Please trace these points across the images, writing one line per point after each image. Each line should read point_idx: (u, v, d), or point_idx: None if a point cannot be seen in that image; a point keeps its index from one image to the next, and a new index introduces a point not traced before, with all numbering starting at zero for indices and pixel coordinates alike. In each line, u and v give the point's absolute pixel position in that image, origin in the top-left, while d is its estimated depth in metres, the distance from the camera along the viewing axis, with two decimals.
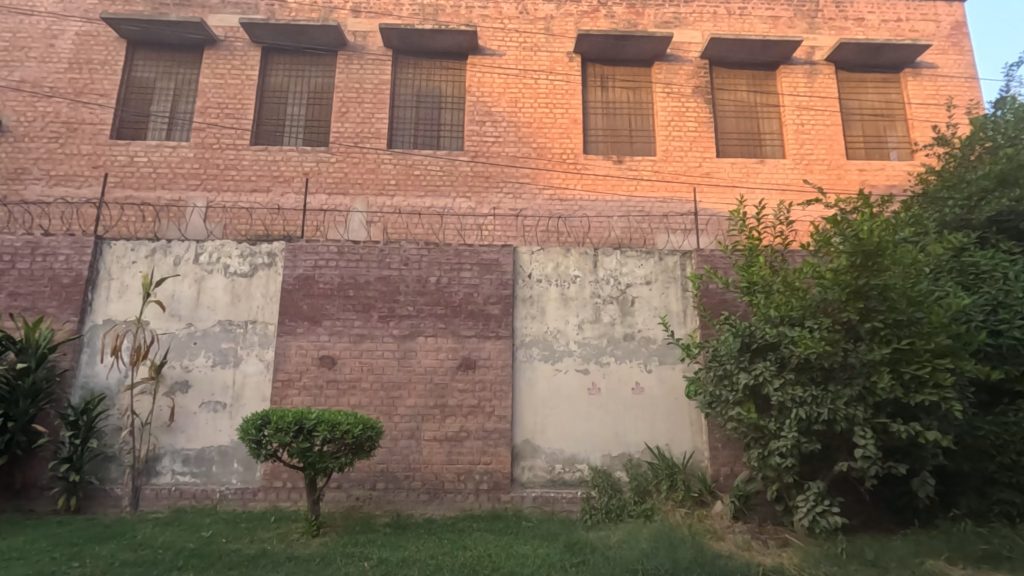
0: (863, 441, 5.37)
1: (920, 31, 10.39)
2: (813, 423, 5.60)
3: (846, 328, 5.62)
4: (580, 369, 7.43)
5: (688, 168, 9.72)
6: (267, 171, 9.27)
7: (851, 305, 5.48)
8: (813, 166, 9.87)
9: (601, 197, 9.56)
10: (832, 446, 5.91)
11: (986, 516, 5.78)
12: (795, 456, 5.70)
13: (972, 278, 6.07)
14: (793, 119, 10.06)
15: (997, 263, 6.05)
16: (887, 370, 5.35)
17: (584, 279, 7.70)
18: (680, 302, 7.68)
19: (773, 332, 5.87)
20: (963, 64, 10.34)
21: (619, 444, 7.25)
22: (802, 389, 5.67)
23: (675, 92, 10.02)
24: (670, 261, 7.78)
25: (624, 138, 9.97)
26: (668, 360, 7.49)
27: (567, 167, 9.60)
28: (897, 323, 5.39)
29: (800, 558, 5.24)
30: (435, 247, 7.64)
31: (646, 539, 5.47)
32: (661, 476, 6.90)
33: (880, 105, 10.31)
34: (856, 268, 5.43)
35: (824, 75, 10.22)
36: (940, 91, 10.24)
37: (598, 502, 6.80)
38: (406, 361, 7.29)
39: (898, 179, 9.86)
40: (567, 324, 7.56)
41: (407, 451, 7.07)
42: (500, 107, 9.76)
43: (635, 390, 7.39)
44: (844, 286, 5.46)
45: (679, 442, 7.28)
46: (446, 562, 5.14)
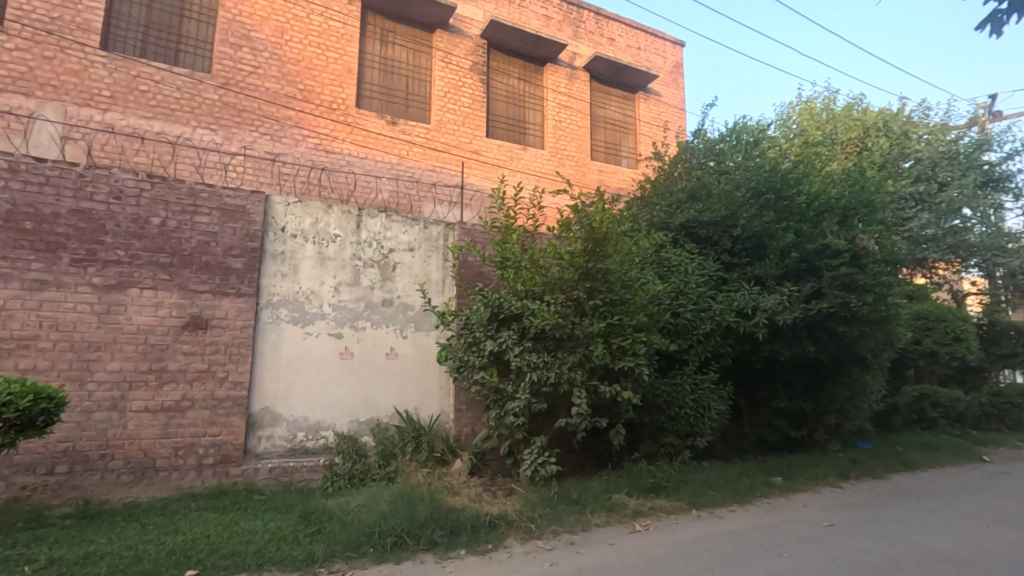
0: (578, 400, 6.28)
1: (652, 62, 12.43)
2: (542, 386, 6.35)
3: (575, 304, 6.47)
4: (333, 333, 7.06)
5: (459, 142, 9.97)
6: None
7: (580, 284, 6.34)
8: (565, 160, 11.06)
9: (371, 156, 9.17)
10: (555, 406, 6.80)
11: (656, 455, 7.37)
12: (526, 415, 6.39)
13: (665, 270, 7.58)
14: (553, 115, 11.10)
15: (683, 259, 7.65)
16: (601, 340, 6.31)
17: (344, 239, 7.30)
18: (439, 271, 7.87)
19: (517, 304, 6.46)
20: (677, 98, 12.77)
21: (367, 410, 7.15)
22: (536, 355, 6.36)
23: (453, 65, 10.11)
24: (433, 230, 7.89)
25: (400, 99, 9.70)
26: (423, 327, 7.63)
27: (336, 118, 8.93)
28: (612, 301, 6.39)
29: (520, 504, 5.92)
30: (162, 181, 6.33)
31: (386, 501, 5.52)
32: (407, 439, 7.06)
33: (619, 118, 12.08)
34: (587, 253, 6.29)
35: (581, 81, 11.50)
36: (660, 116, 12.48)
37: (342, 469, 6.62)
38: (111, 316, 5.94)
39: (626, 183, 11.74)
40: (322, 285, 7.09)
41: (105, 425, 5.80)
42: (263, 34, 8.52)
43: (388, 355, 7.36)
44: (577, 267, 6.28)
45: (427, 405, 7.52)
46: (149, 552, 4.39)
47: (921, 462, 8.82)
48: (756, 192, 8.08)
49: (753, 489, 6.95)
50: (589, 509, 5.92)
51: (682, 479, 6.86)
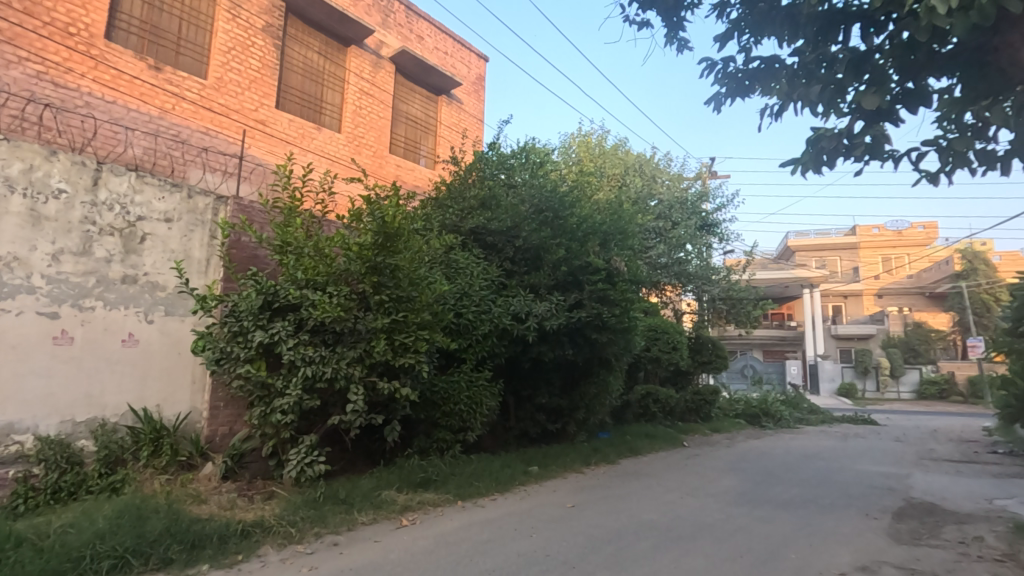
0: (354, 396, 6.08)
1: (457, 69, 12.79)
2: (316, 381, 6.00)
3: (360, 298, 6.28)
4: (44, 312, 5.63)
5: (242, 107, 8.89)
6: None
7: (367, 278, 6.17)
8: (362, 149, 10.68)
9: (122, 101, 7.55)
10: (330, 402, 6.48)
11: (428, 450, 7.56)
12: (295, 413, 5.96)
13: (452, 271, 7.85)
14: (354, 99, 10.62)
15: (470, 263, 8.01)
16: (383, 336, 6.21)
17: (72, 197, 5.89)
18: (204, 250, 6.86)
19: (296, 293, 6.02)
20: (477, 109, 13.37)
21: (89, 408, 5.85)
22: (313, 349, 6.00)
23: (242, 20, 8.98)
24: (199, 201, 6.85)
25: (168, 43, 8.23)
26: (176, 311, 6.57)
27: (74, 46, 7.17)
28: (398, 298, 6.35)
29: (280, 508, 5.48)
30: None
31: (105, 516, 4.59)
32: (143, 442, 5.99)
33: (421, 116, 12.13)
34: (376, 247, 6.16)
35: (385, 72, 11.23)
36: (460, 123, 12.90)
37: (43, 482, 5.30)
38: None
39: (422, 182, 11.82)
40: (33, 251, 5.60)
41: None
42: None
43: (125, 343, 6.15)
44: (365, 260, 6.11)
45: (173, 403, 6.46)
46: None
47: (642, 448, 10.71)
48: (537, 209, 8.90)
49: (513, 478, 7.61)
50: (357, 508, 5.79)
51: (451, 472, 7.17)
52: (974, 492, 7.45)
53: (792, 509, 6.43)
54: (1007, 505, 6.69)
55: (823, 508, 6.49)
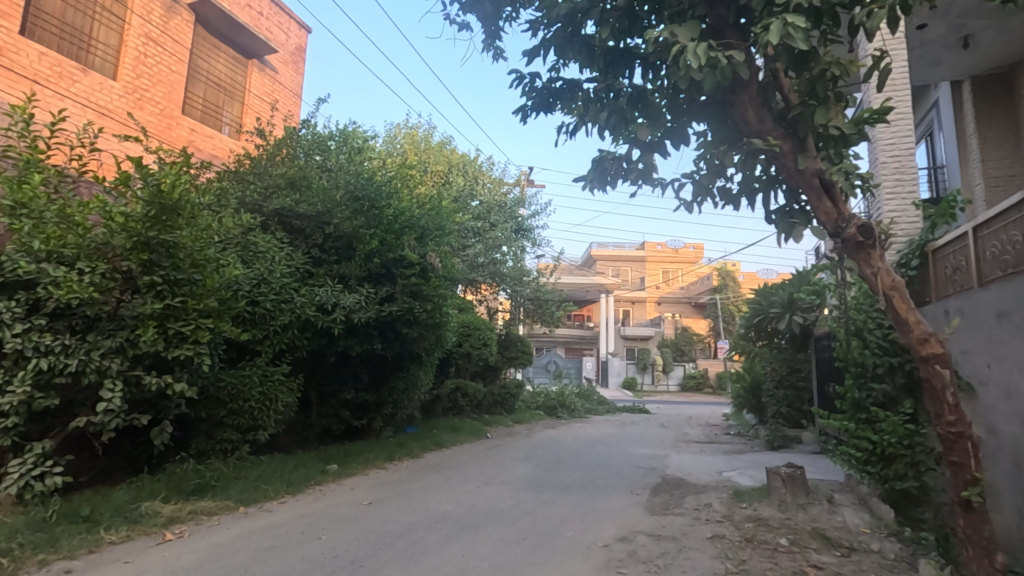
0: (109, 394, 5.10)
1: (274, 34, 11.61)
2: (54, 376, 4.93)
3: (124, 278, 5.32)
4: None
5: None
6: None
7: (134, 255, 5.25)
8: (145, 104, 9.07)
9: None
10: (75, 401, 5.38)
11: (208, 453, 6.72)
12: (21, 414, 4.82)
13: (250, 254, 7.08)
14: (136, 44, 8.96)
15: (272, 246, 7.29)
16: (153, 323, 5.32)
17: None
18: None
19: (30, 268, 4.88)
20: (294, 82, 12.33)
21: None
22: (51, 337, 4.92)
23: None
24: None
25: None
26: None
27: None
28: (176, 280, 5.51)
29: None
30: None
31: None
32: None
33: (225, 78, 10.76)
34: (149, 219, 5.26)
35: (181, 19, 9.69)
36: (273, 93, 11.75)
37: None
38: None
39: (221, 152, 10.47)
40: None
41: None
42: None
43: None
44: (132, 234, 5.19)
45: None
46: None
47: (447, 442, 10.94)
48: (352, 196, 8.51)
49: (308, 478, 7.17)
50: (104, 526, 4.89)
51: (234, 476, 6.49)
52: (709, 466, 9.10)
53: (572, 491, 7.14)
54: (730, 476, 8.31)
55: (598, 488, 7.33)
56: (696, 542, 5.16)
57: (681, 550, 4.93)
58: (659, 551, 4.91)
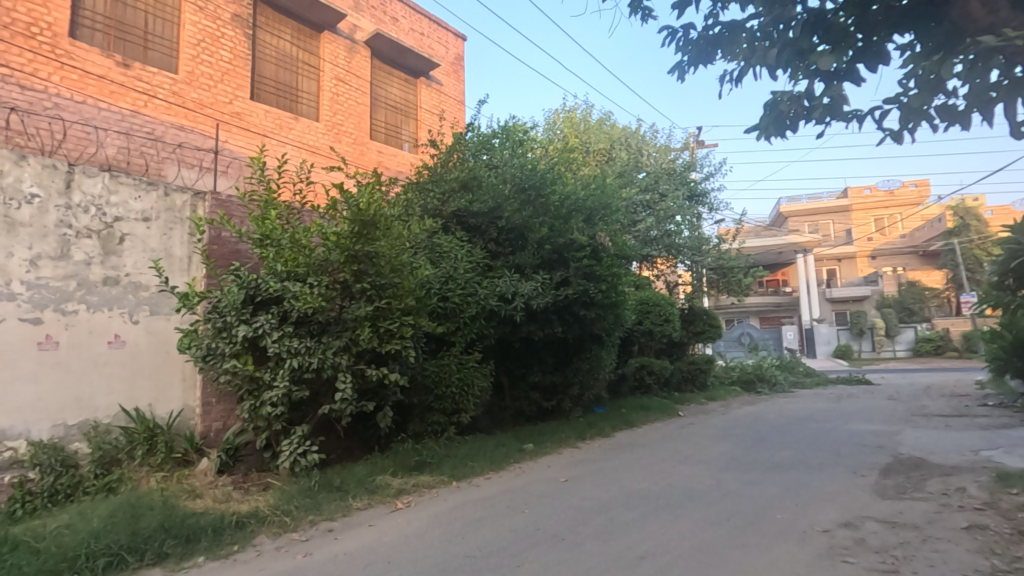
0: (343, 385, 6.08)
1: (435, 50, 12.56)
2: (303, 372, 6.00)
3: (342, 287, 6.27)
4: (27, 318, 5.64)
5: (216, 101, 8.66)
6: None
7: (347, 267, 6.15)
8: (341, 136, 10.52)
9: (92, 102, 7.34)
10: (320, 392, 6.50)
11: (423, 434, 7.61)
12: (285, 404, 5.98)
13: (436, 255, 7.79)
14: (330, 87, 10.43)
15: (454, 246, 7.94)
16: (367, 324, 6.20)
17: (46, 202, 5.87)
18: (184, 247, 6.85)
19: (277, 286, 5.96)
20: (457, 90, 13.18)
21: (79, 410, 5.89)
22: (298, 341, 5.98)
23: (209, 11, 8.71)
24: (177, 199, 6.82)
25: (136, 38, 7.98)
26: (161, 310, 6.58)
27: (39, 47, 6.92)
28: (380, 285, 6.33)
29: (275, 498, 5.54)
30: None
31: (100, 516, 4.65)
32: (137, 442, 6.06)
33: (400, 100, 11.95)
34: (355, 235, 6.12)
35: (361, 56, 11.02)
36: (441, 105, 12.75)
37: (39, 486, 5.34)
38: None
39: (405, 167, 11.70)
40: (9, 258, 5.60)
41: None
42: None
43: (111, 345, 6.17)
44: (343, 249, 6.08)
45: (165, 401, 6.51)
46: None
47: (638, 421, 10.83)
48: (519, 188, 8.83)
49: (508, 456, 7.71)
50: (351, 494, 5.87)
51: (446, 454, 7.26)
52: (960, 444, 7.59)
53: (781, 471, 6.54)
54: (992, 456, 6.82)
55: (812, 468, 6.61)
56: (945, 532, 4.36)
57: (927, 541, 4.20)
58: (896, 540, 4.25)
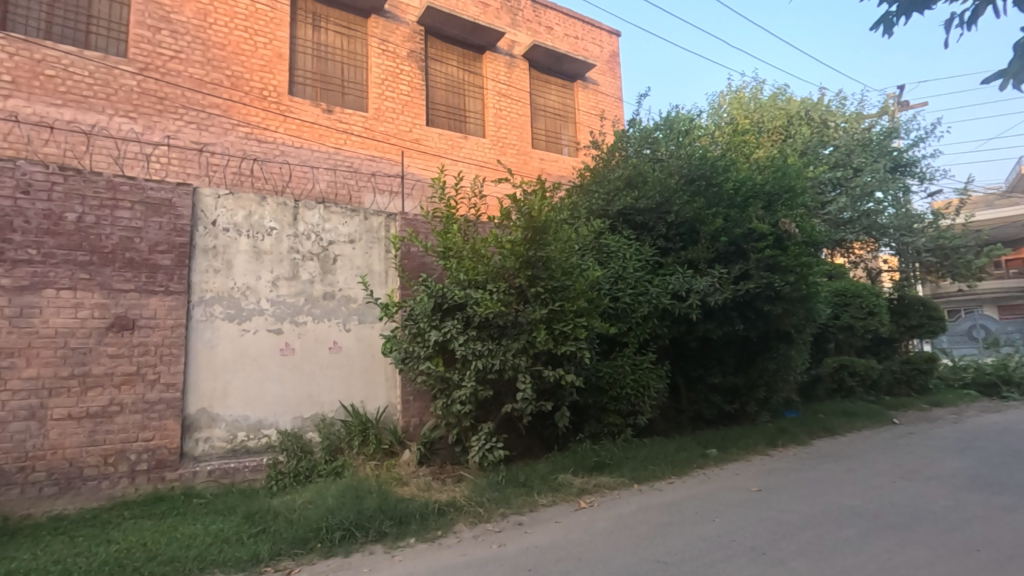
0: (523, 385, 6.37)
1: (590, 51, 12.57)
2: (487, 373, 6.40)
3: (518, 292, 6.57)
4: (272, 329, 6.88)
5: (399, 131, 9.66)
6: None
7: (522, 272, 6.43)
8: (506, 149, 11.05)
9: (307, 145, 8.71)
10: (502, 392, 6.88)
11: (600, 435, 7.61)
12: (472, 403, 6.44)
13: (605, 256, 7.78)
14: (494, 103, 11.03)
15: (622, 246, 7.86)
16: (543, 326, 6.42)
17: (281, 232, 7.11)
18: (382, 263, 7.81)
19: (461, 294, 6.45)
20: (614, 87, 13.02)
21: (311, 405, 7.02)
22: (481, 344, 6.40)
23: (390, 52, 9.79)
24: (374, 221, 7.80)
25: (335, 86, 9.29)
26: (366, 319, 7.55)
27: (268, 106, 8.42)
28: (554, 288, 6.52)
29: (469, 490, 6.00)
30: (76, 173, 5.92)
31: (333, 495, 5.46)
32: (354, 433, 7.01)
33: (559, 106, 12.18)
34: (528, 241, 6.39)
35: (520, 70, 11.48)
36: (598, 105, 12.71)
37: (286, 467, 6.49)
38: (25, 320, 5.54)
39: (567, 171, 11.87)
40: (259, 280, 6.88)
41: (24, 436, 5.43)
42: (184, 16, 7.86)
43: (332, 350, 7.25)
44: (518, 255, 6.37)
45: (373, 398, 7.47)
46: (78, 565, 4.18)
47: (840, 428, 9.56)
48: (688, 179, 8.42)
49: (690, 461, 7.35)
50: (536, 491, 6.10)
51: (625, 456, 7.16)
52: None
53: None
54: None
55: None
56: None
57: None
58: None
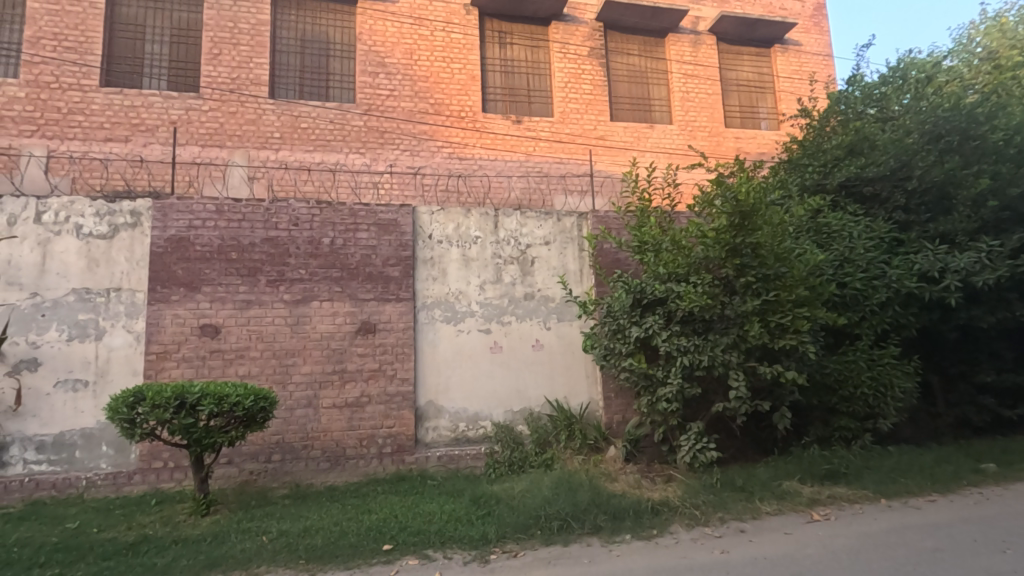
0: (736, 382, 5.95)
1: (789, 9, 11.20)
2: (694, 369, 6.10)
3: (724, 283, 6.15)
4: (482, 329, 7.50)
5: (584, 130, 9.76)
6: (72, 109, 7.65)
7: (729, 262, 6.00)
8: (696, 132, 10.41)
9: (500, 157, 9.31)
10: (710, 390, 6.50)
11: (830, 440, 6.72)
12: (679, 401, 6.19)
13: (825, 237, 6.85)
14: (680, 86, 10.49)
15: (845, 224, 6.86)
16: (756, 319, 5.94)
17: (485, 240, 7.70)
18: (577, 262, 7.97)
19: (661, 288, 6.23)
20: (822, 43, 11.39)
21: (520, 400, 7.48)
22: (686, 339, 6.12)
23: (571, 54, 9.94)
24: (567, 222, 8.00)
25: (522, 97, 9.76)
26: (565, 317, 7.78)
27: (466, 125, 9.20)
28: (766, 277, 5.99)
29: (682, 491, 5.78)
30: (327, 205, 7.18)
31: (547, 486, 5.73)
32: (560, 427, 7.27)
33: (754, 77, 11.08)
34: (734, 227, 5.94)
35: (707, 45, 10.73)
36: (803, 67, 11.23)
37: (502, 456, 7.00)
38: (300, 327, 6.88)
39: (768, 147, 10.74)
40: (469, 285, 7.55)
41: (305, 420, 6.75)
42: (395, 58, 9.02)
43: (535, 347, 7.62)
44: (723, 244, 5.96)
45: (576, 394, 7.66)
46: (350, 527, 5.05)
47: None
48: (933, 136, 6.99)
49: (957, 477, 6.06)
50: (758, 497, 5.63)
51: (865, 465, 6.20)
52: None
53: None
54: None
55: None
56: None
57: None
58: None
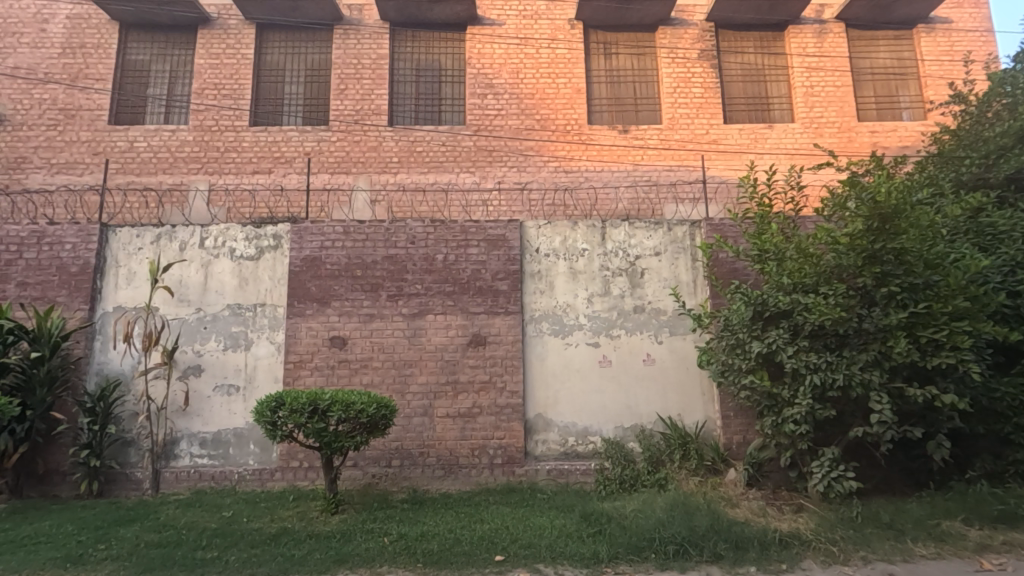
0: (879, 406, 5.33)
1: None
2: (827, 389, 5.55)
3: (861, 294, 5.55)
4: (591, 343, 7.41)
5: (695, 135, 9.35)
6: (227, 148, 8.78)
7: (867, 270, 5.42)
8: (823, 129, 9.55)
9: (607, 168, 9.19)
10: (846, 412, 5.86)
11: (1002, 476, 5.76)
12: (810, 423, 5.64)
13: (989, 240, 5.96)
14: (803, 81, 9.71)
15: (1016, 223, 5.92)
16: (903, 334, 5.31)
17: (592, 252, 7.63)
18: (690, 272, 7.62)
19: (786, 300, 5.73)
20: (979, 18, 9.97)
21: (630, 416, 7.27)
22: (816, 355, 5.58)
23: (680, 58, 9.62)
24: (678, 231, 7.70)
25: (629, 106, 9.59)
26: (678, 330, 7.46)
27: (572, 138, 9.22)
28: (914, 286, 5.35)
29: (815, 523, 5.24)
30: (441, 223, 7.54)
31: (662, 507, 5.47)
32: (674, 446, 6.93)
33: (892, 63, 9.97)
34: (873, 232, 5.36)
35: (834, 34, 9.84)
36: (955, 46, 9.89)
37: (612, 473, 6.80)
38: (417, 339, 7.26)
39: (911, 140, 9.58)
40: (577, 298, 7.51)
41: (421, 428, 7.09)
42: (502, 78, 9.31)
43: (646, 362, 7.38)
44: (860, 250, 5.39)
45: (691, 411, 7.29)
46: (464, 535, 5.20)
47: None
48: None
49: None
50: (910, 536, 4.95)
51: None
52: None
53: None
54: None
55: None
56: None
57: None
58: None
